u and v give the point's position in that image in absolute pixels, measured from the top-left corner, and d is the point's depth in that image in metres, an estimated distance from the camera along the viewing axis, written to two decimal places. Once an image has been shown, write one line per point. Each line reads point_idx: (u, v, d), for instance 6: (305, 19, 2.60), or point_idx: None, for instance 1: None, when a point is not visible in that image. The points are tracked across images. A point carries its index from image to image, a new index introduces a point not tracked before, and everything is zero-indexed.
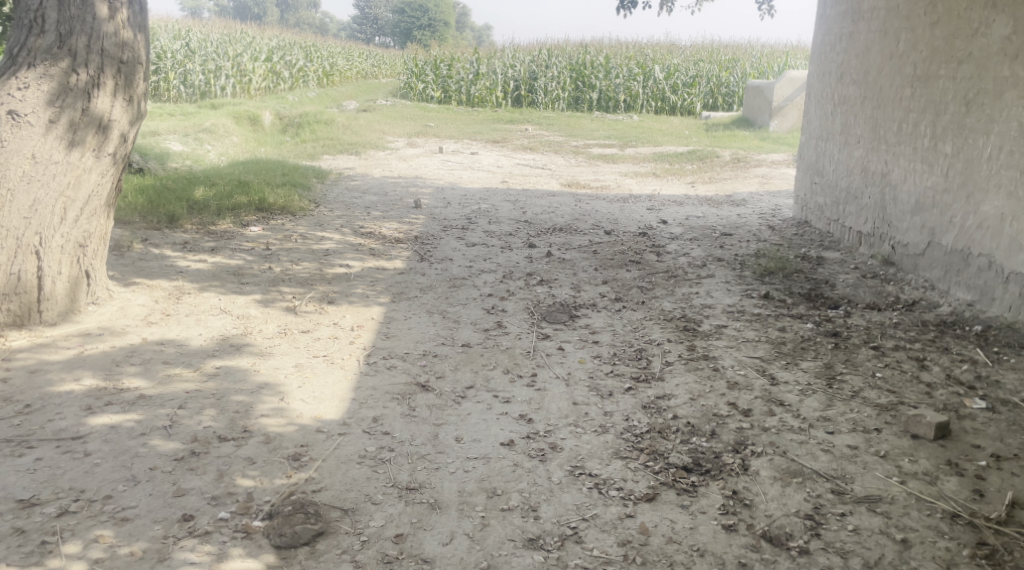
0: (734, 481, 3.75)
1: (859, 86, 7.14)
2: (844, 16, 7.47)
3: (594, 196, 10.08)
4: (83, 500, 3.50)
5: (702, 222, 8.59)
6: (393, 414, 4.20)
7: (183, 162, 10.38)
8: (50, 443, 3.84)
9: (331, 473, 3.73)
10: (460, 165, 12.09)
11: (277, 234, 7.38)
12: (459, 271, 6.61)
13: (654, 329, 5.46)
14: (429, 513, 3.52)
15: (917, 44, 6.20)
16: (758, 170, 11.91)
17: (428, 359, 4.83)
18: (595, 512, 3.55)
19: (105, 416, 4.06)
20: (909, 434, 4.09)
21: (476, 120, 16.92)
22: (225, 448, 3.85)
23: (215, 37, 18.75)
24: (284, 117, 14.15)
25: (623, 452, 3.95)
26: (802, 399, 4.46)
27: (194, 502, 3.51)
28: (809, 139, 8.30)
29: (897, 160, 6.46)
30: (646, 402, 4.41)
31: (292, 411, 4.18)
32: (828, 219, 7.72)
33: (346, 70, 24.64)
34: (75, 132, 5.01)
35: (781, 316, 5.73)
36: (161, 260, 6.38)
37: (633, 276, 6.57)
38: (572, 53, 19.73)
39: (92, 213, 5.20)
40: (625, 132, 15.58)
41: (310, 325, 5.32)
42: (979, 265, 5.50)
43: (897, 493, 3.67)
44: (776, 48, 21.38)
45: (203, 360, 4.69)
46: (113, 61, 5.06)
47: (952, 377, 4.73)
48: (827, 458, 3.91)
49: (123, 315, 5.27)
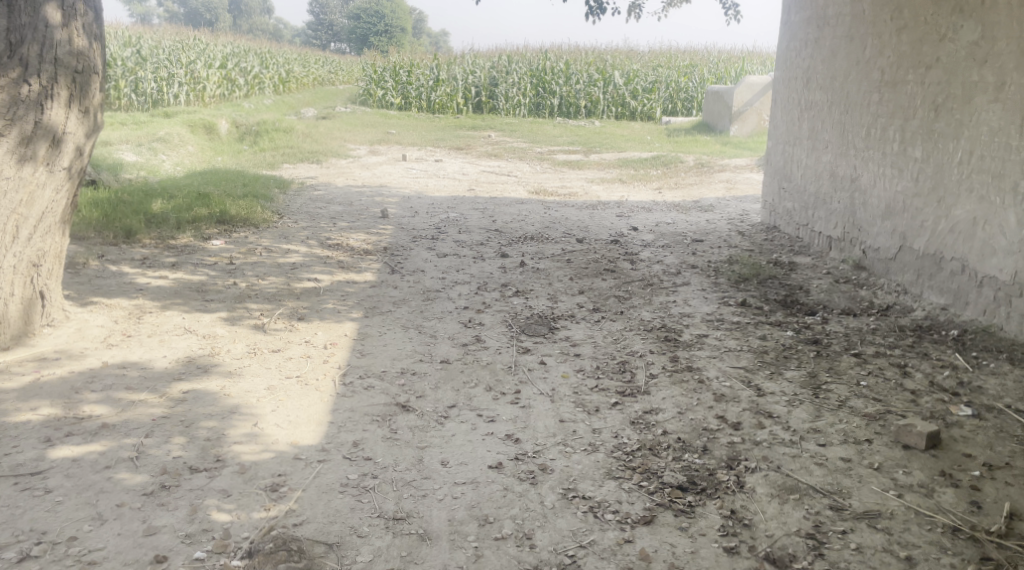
0: (731, 500, 3.65)
1: (826, 91, 7.12)
2: (809, 22, 7.45)
3: (562, 203, 9.99)
4: (46, 542, 3.29)
5: (672, 228, 8.54)
6: (374, 437, 4.03)
7: (138, 173, 10.09)
8: (8, 479, 3.62)
9: (312, 505, 3.55)
10: (425, 173, 11.94)
11: (240, 247, 7.16)
12: (432, 283, 6.45)
13: (635, 341, 5.35)
14: (418, 545, 3.37)
15: (884, 50, 6.18)
16: (722, 174, 11.92)
17: (406, 377, 4.67)
18: (592, 538, 3.43)
19: (66, 448, 3.84)
20: (900, 444, 4.02)
21: (438, 127, 16.78)
22: (197, 480, 3.66)
23: (167, 43, 18.37)
24: (241, 125, 13.84)
25: (616, 471, 3.83)
26: (789, 410, 4.37)
27: (167, 541, 3.32)
28: (775, 144, 8.27)
29: (866, 164, 6.44)
30: (634, 418, 4.30)
31: (267, 437, 4.00)
32: (798, 224, 7.69)
33: (303, 77, 24.27)
34: (28, 145, 4.75)
35: (760, 324, 5.66)
36: (120, 277, 6.14)
37: (609, 285, 6.47)
38: (532, 59, 19.68)
39: (46, 230, 4.98)
40: (588, 138, 15.53)
41: (281, 344, 5.12)
42: (952, 269, 5.48)
43: (895, 507, 3.60)
44: (733, 53, 21.54)
45: (170, 384, 4.47)
46: (67, 71, 4.84)
47: (935, 383, 4.69)
48: (822, 473, 3.82)
49: (81, 337, 5.03)
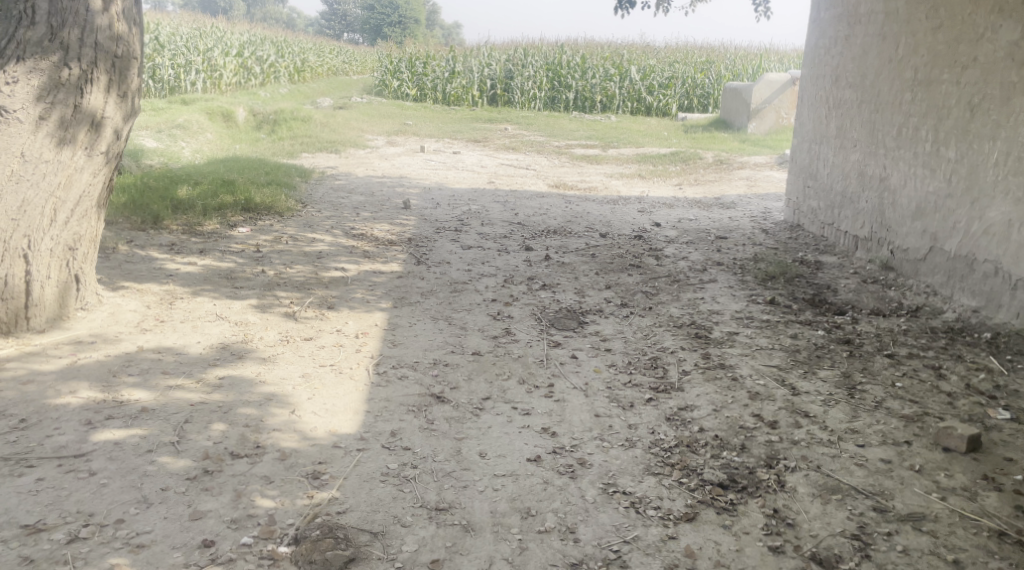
0: (773, 499, 3.63)
1: (856, 90, 7.07)
2: (839, 20, 7.39)
3: (583, 198, 9.96)
4: (93, 525, 3.29)
5: (694, 224, 8.51)
6: (411, 427, 4.03)
7: (159, 159, 10.09)
8: (52, 461, 3.62)
9: (354, 493, 3.55)
10: (443, 165, 11.91)
11: (266, 235, 7.16)
12: (459, 275, 6.44)
13: (665, 337, 5.33)
14: (463, 536, 3.36)
15: (918, 49, 6.13)
16: (742, 172, 11.85)
17: (439, 368, 4.66)
18: (635, 534, 3.41)
19: (108, 432, 3.84)
20: (940, 447, 3.99)
21: (454, 119, 16.74)
22: (240, 466, 3.65)
23: (185, 31, 18.35)
24: (259, 114, 13.83)
25: (655, 467, 3.82)
26: (826, 410, 4.34)
27: (214, 526, 3.32)
28: (801, 142, 8.22)
29: (896, 164, 6.39)
30: (669, 414, 4.28)
31: (305, 425, 3.99)
32: (823, 223, 7.65)
33: (318, 67, 24.29)
34: (67, 129, 4.78)
35: (791, 322, 5.62)
36: (149, 263, 6.14)
37: (635, 281, 6.45)
38: (549, 52, 19.62)
39: (83, 214, 4.98)
40: (605, 132, 15.46)
41: (312, 332, 5.12)
42: (985, 271, 5.43)
43: (939, 510, 3.57)
44: (749, 49, 21.39)
45: (205, 370, 4.47)
46: (107, 56, 4.84)
47: (971, 387, 4.64)
48: (862, 473, 3.80)
49: (115, 321, 5.04)
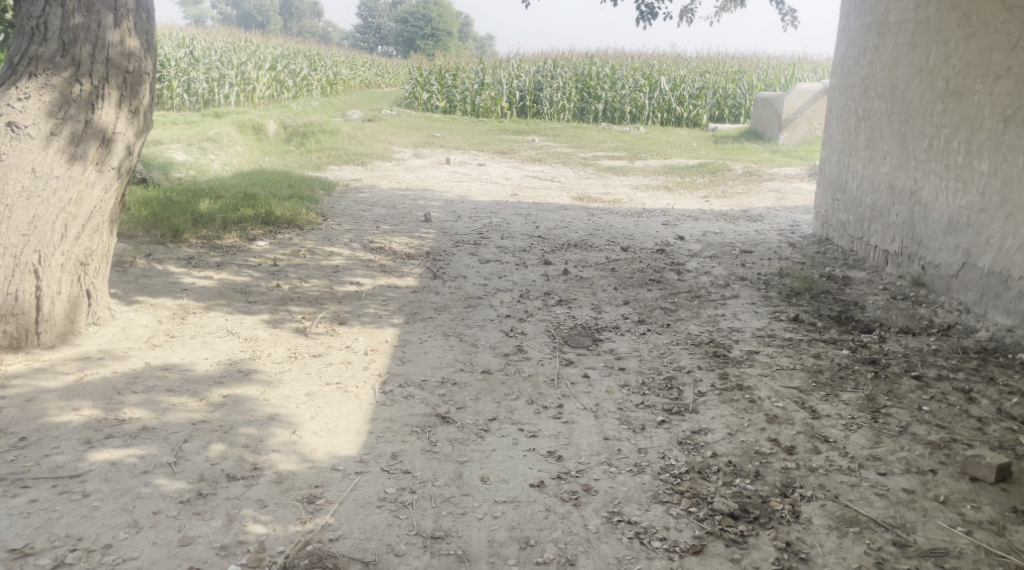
0: (786, 531, 3.46)
1: (885, 101, 6.86)
2: (868, 28, 7.19)
3: (607, 210, 9.82)
4: (81, 550, 3.20)
5: (719, 237, 8.32)
6: (413, 450, 3.91)
7: (186, 172, 10.11)
8: (47, 482, 3.55)
9: (349, 519, 3.44)
10: (468, 177, 11.82)
11: (285, 248, 7.10)
12: (475, 290, 6.33)
13: (682, 355, 5.17)
14: (457, 567, 3.24)
15: (950, 58, 5.93)
16: (771, 184, 11.64)
17: (447, 387, 4.54)
18: (638, 567, 3.27)
19: (105, 452, 3.77)
20: (968, 476, 3.79)
21: (482, 131, 16.68)
22: (234, 489, 3.56)
23: (220, 45, 18.48)
24: (288, 126, 13.84)
25: (663, 495, 3.66)
26: (847, 434, 4.16)
27: (202, 553, 3.22)
28: (830, 154, 8.01)
29: (927, 177, 6.18)
30: (681, 438, 4.12)
31: (304, 446, 3.89)
32: (852, 236, 7.43)
33: (349, 79, 24.40)
34: (78, 145, 4.74)
35: (814, 341, 5.43)
36: (166, 277, 6.10)
37: (655, 296, 6.29)
38: (579, 64, 19.53)
39: (95, 229, 4.93)
40: (633, 144, 15.30)
41: (321, 348, 5.03)
42: (1019, 290, 5.21)
43: (964, 545, 3.39)
44: (782, 59, 21.12)
45: (209, 388, 4.39)
46: (118, 71, 4.80)
47: (1003, 412, 4.43)
48: (883, 504, 3.62)
49: (125, 337, 4.99)
